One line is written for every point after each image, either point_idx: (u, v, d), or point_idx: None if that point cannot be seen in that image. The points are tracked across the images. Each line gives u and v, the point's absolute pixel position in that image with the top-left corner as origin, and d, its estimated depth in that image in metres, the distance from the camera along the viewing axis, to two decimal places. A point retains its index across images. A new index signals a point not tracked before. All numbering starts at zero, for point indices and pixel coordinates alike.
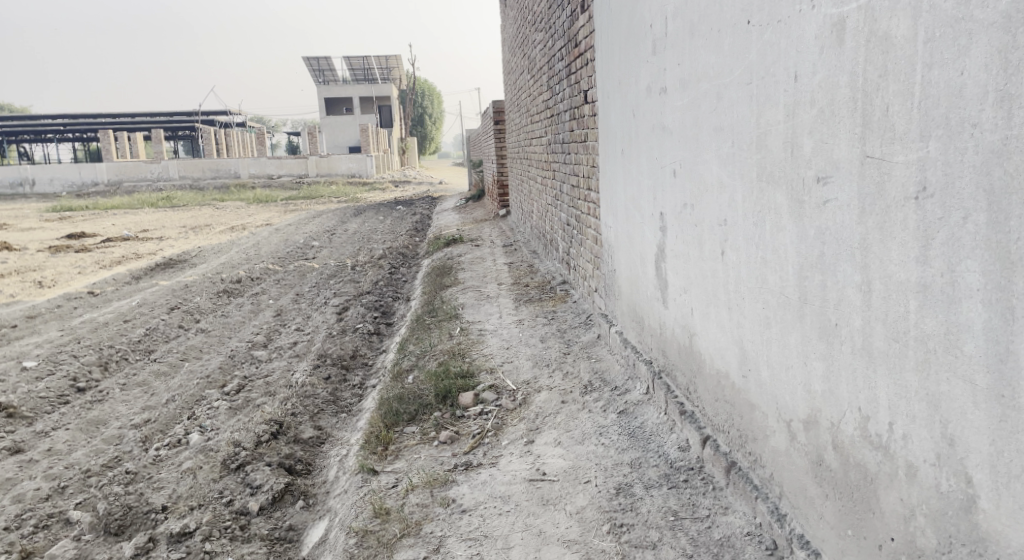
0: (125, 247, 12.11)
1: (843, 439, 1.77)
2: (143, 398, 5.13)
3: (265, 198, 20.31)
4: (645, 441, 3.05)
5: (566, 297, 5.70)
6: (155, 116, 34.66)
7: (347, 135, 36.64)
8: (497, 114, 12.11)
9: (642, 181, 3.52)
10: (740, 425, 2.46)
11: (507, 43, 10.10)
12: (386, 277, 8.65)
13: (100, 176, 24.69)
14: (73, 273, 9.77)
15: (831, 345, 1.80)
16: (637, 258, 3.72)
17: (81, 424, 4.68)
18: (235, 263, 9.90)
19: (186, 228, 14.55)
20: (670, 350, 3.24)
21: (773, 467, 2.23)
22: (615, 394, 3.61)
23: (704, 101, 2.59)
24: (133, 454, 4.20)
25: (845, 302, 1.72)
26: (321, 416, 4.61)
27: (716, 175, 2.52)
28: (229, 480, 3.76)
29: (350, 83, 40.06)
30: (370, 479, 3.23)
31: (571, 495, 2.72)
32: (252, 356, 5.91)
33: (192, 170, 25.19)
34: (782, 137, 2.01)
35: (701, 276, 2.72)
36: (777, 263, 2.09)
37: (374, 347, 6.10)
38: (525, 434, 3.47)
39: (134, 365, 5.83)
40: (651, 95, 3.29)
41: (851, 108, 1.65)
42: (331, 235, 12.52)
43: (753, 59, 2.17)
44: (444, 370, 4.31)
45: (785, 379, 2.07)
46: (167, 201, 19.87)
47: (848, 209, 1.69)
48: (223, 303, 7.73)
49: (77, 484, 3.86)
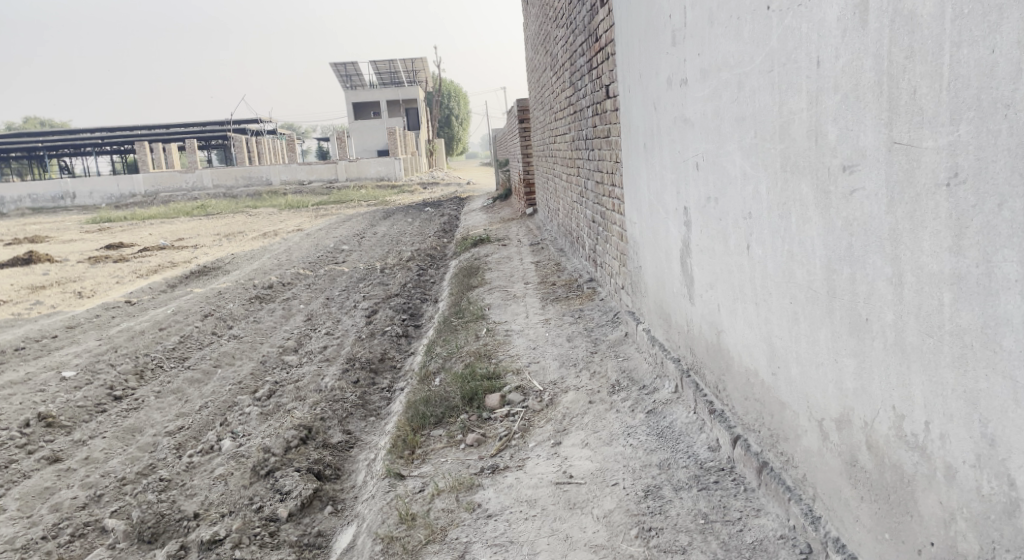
0: (162, 256, 12.33)
1: (876, 439, 1.70)
2: (177, 405, 5.19)
3: (296, 203, 20.55)
4: (674, 441, 2.98)
5: (593, 295, 5.64)
6: (188, 127, 35.26)
7: (375, 139, 36.90)
8: (521, 112, 12.07)
9: (666, 175, 3.44)
10: (771, 424, 2.39)
11: (530, 41, 10.06)
12: (415, 279, 8.66)
13: (137, 187, 25.17)
14: (111, 283, 9.95)
15: (862, 341, 1.72)
16: (662, 254, 3.65)
17: (116, 432, 4.75)
18: (267, 269, 10.01)
19: (220, 235, 14.77)
20: (697, 347, 3.17)
21: (806, 468, 2.16)
22: (643, 393, 3.55)
23: (726, 91, 2.51)
24: (166, 461, 4.24)
25: (875, 296, 1.65)
26: (349, 421, 4.61)
27: (740, 167, 2.45)
28: (259, 486, 3.77)
29: (377, 87, 40.35)
30: (397, 483, 3.21)
31: (599, 498, 2.67)
32: (283, 361, 5.95)
33: (225, 178, 25.56)
34: (806, 126, 1.93)
35: (727, 271, 2.65)
36: (804, 257, 2.01)
37: (402, 349, 6.10)
38: (552, 435, 3.42)
39: (168, 372, 5.90)
40: (672, 87, 3.21)
41: (876, 93, 1.57)
42: (360, 238, 12.61)
43: (774, 46, 2.10)
44: (470, 372, 4.28)
45: (816, 376, 2.00)
46: (202, 209, 20.19)
47: (875, 197, 1.61)
48: (254, 309, 7.80)
49: (112, 492, 3.91)
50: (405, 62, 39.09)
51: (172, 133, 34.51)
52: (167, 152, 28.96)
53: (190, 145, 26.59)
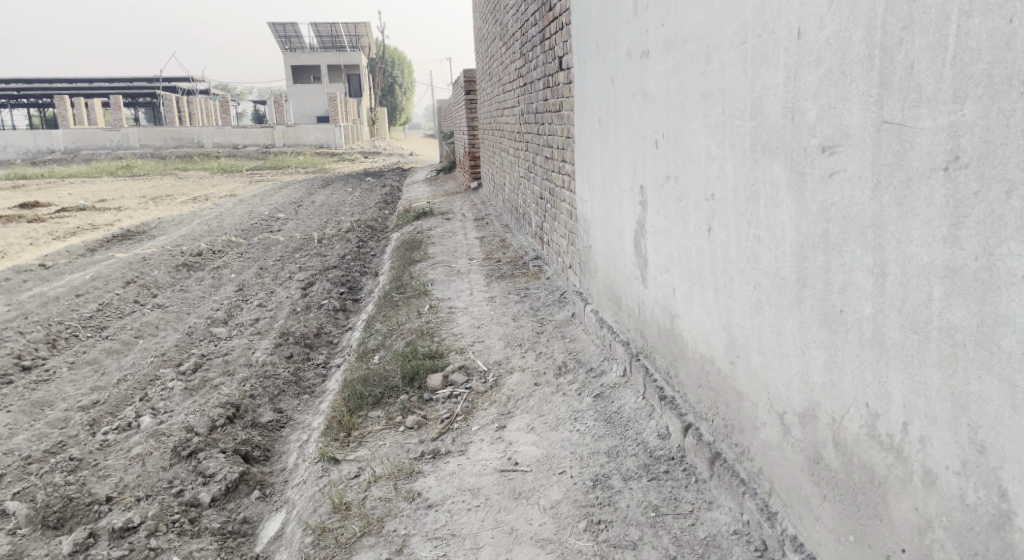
0: (82, 217, 11.65)
1: (845, 437, 1.61)
2: (92, 378, 4.86)
3: (230, 167, 19.81)
4: (622, 428, 2.88)
5: (539, 273, 5.52)
6: (115, 82, 33.54)
7: (315, 105, 35.84)
8: (468, 83, 11.78)
9: (622, 152, 3.32)
10: (726, 415, 2.30)
11: (480, 10, 9.78)
12: (354, 251, 8.39)
13: (56, 144, 23.91)
14: (24, 245, 9.33)
15: (834, 334, 1.62)
16: (614, 233, 3.54)
17: (24, 406, 4.40)
18: (196, 235, 9.55)
19: (147, 198, 14.07)
20: (648, 331, 3.08)
21: (763, 461, 2.08)
22: (591, 377, 3.45)
23: (691, 64, 2.38)
24: (79, 439, 3.95)
25: (852, 286, 1.55)
26: (282, 399, 4.39)
27: (703, 145, 2.33)
28: (180, 469, 3.53)
29: (318, 51, 39.10)
30: (330, 469, 3.03)
31: (546, 487, 2.56)
32: (211, 333, 5.65)
33: (153, 139, 24.46)
34: (781, 103, 1.82)
35: (685, 254, 2.55)
36: (772, 242, 1.91)
37: (339, 324, 5.87)
38: (496, 419, 3.29)
39: (84, 343, 5.53)
40: (631, 59, 3.07)
41: (866, 66, 1.46)
42: (298, 207, 12.19)
43: (749, 15, 1.97)
44: (411, 351, 4.11)
45: (779, 368, 1.90)
46: (127, 169, 19.23)
47: (859, 180, 1.50)
48: (182, 277, 7.41)
49: (16, 472, 3.60)
50: (348, 26, 37.97)
51: (97, 88, 32.78)
52: (91, 108, 27.52)
53: (116, 101, 25.30)
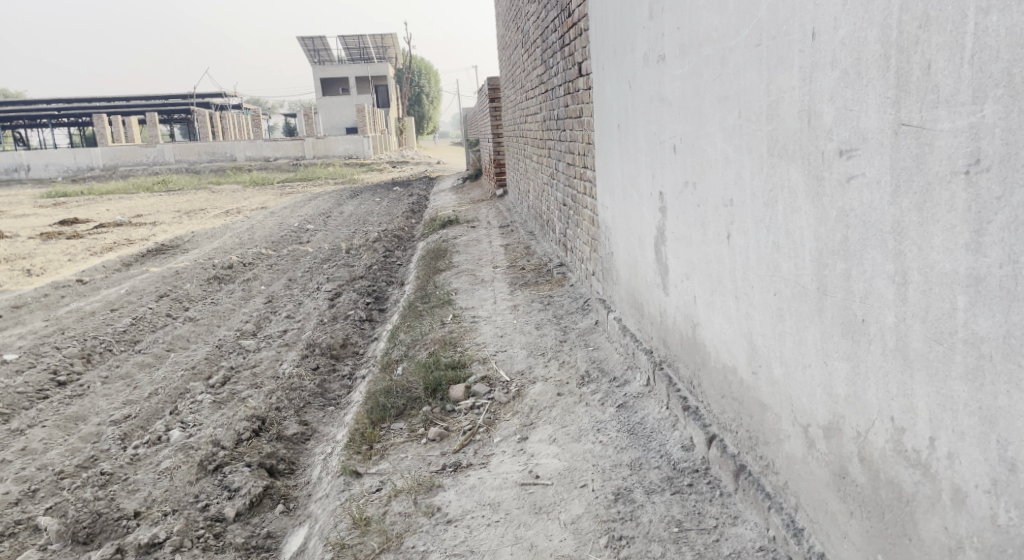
0: (118, 232, 11.88)
1: (870, 451, 1.55)
2: (124, 392, 4.93)
3: (261, 180, 20.10)
4: (645, 439, 2.83)
5: (563, 280, 5.47)
6: (150, 99, 34.26)
7: (344, 116, 36.22)
8: (492, 90, 11.81)
9: (641, 158, 3.27)
10: (750, 427, 2.24)
11: (502, 18, 9.79)
12: (381, 261, 8.43)
13: (94, 161, 24.45)
14: (63, 261, 9.54)
15: (856, 344, 1.56)
16: (635, 240, 3.48)
17: (58, 420, 4.48)
18: (227, 248, 9.67)
19: (180, 212, 14.32)
20: (671, 340, 3.02)
21: (788, 475, 2.01)
22: (614, 386, 3.39)
23: (707, 68, 2.34)
24: (110, 453, 4.00)
25: (874, 295, 1.49)
26: (307, 411, 4.40)
27: (721, 151, 2.28)
28: (206, 483, 3.55)
29: (346, 63, 39.54)
30: (352, 483, 3.02)
31: (567, 501, 2.51)
32: (240, 345, 5.70)
33: (187, 154, 24.90)
34: (797, 106, 1.76)
35: (705, 261, 2.49)
36: (791, 250, 1.85)
37: (365, 335, 5.89)
38: (518, 430, 3.26)
39: (117, 357, 5.62)
40: (648, 64, 3.03)
41: (882, 66, 1.40)
42: (326, 218, 12.30)
43: (763, 16, 1.92)
44: (434, 361, 4.10)
45: (801, 379, 1.84)
46: (162, 184, 19.60)
47: (877, 185, 1.44)
48: (213, 290, 7.51)
49: (49, 487, 3.65)
50: (375, 38, 38.37)
51: (133, 105, 33.53)
52: (127, 125, 28.14)
53: (151, 118, 25.80)
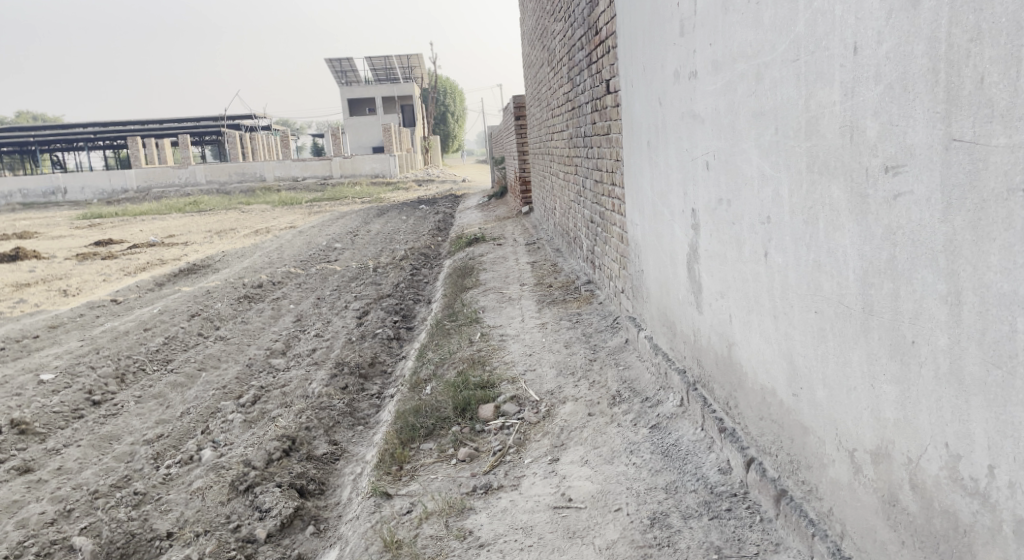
0: (151, 253, 12.07)
1: (922, 479, 1.49)
2: (157, 411, 4.96)
3: (290, 199, 20.36)
4: (680, 461, 2.76)
5: (591, 298, 5.43)
6: (182, 122, 34.93)
7: (370, 136, 36.61)
8: (518, 109, 11.86)
9: (672, 175, 3.23)
10: (791, 450, 2.18)
11: (527, 37, 9.83)
12: (408, 279, 8.45)
13: (129, 183, 24.91)
14: (98, 281, 9.70)
15: (905, 366, 1.51)
16: (666, 257, 3.44)
17: (92, 440, 4.52)
18: (257, 267, 9.77)
19: (212, 232, 14.51)
20: (705, 360, 2.97)
21: (832, 501, 1.95)
22: (646, 406, 3.34)
23: (741, 84, 2.30)
24: (142, 473, 4.02)
25: (923, 315, 1.44)
26: (336, 430, 4.39)
27: (756, 167, 2.24)
28: (237, 503, 3.55)
29: (372, 84, 40.03)
30: (383, 504, 2.99)
31: (602, 526, 2.47)
32: (270, 364, 5.72)
33: (218, 175, 25.28)
34: (838, 121, 1.72)
35: (740, 280, 2.44)
36: (834, 268, 1.80)
37: (393, 353, 5.89)
38: (549, 451, 3.22)
39: (150, 376, 5.67)
40: (679, 81, 3.00)
41: (930, 81, 1.37)
42: (354, 236, 12.39)
43: (800, 31, 1.88)
44: (463, 381, 4.07)
45: (846, 402, 1.78)
46: (194, 205, 19.92)
47: (927, 203, 1.40)
48: (243, 309, 7.57)
49: (83, 507, 3.68)
50: (400, 58, 38.83)
51: (166, 128, 34.22)
52: (160, 147, 28.70)
53: (183, 140, 26.25)
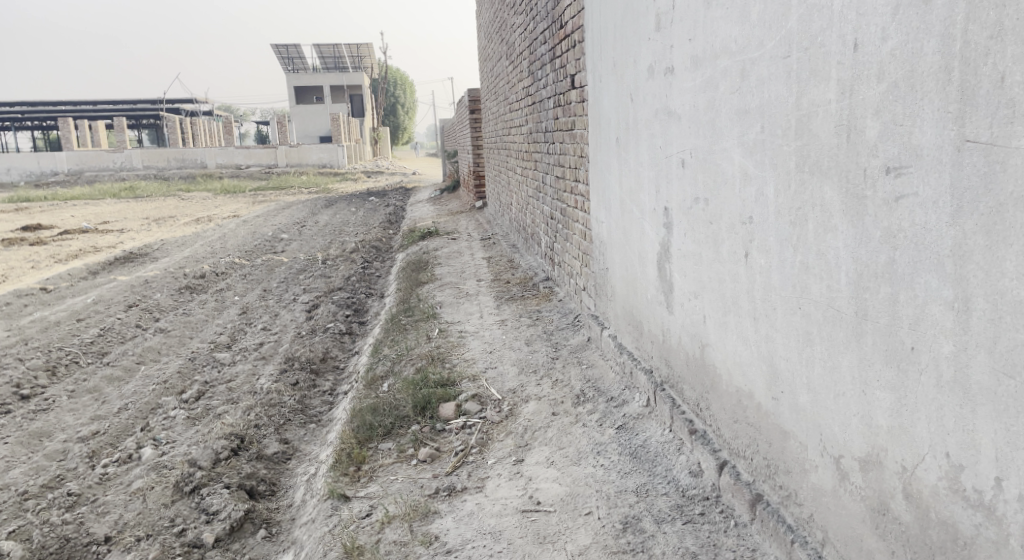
0: (84, 240, 11.55)
1: (918, 488, 1.49)
2: (93, 407, 4.70)
3: (234, 188, 19.79)
4: (650, 463, 2.71)
5: (550, 295, 5.37)
6: (119, 105, 33.68)
7: (318, 125, 35.89)
8: (473, 102, 11.74)
9: (642, 172, 3.19)
10: (768, 455, 2.15)
11: (484, 30, 9.72)
12: (360, 272, 8.26)
13: (60, 165, 23.85)
14: (26, 268, 9.21)
15: (903, 373, 1.50)
16: (634, 256, 3.39)
17: (21, 437, 4.25)
18: (199, 257, 9.42)
19: (149, 220, 13.96)
20: (674, 360, 2.93)
21: (814, 508, 1.92)
22: (612, 406, 3.28)
23: (724, 81, 2.25)
24: (78, 472, 3.79)
25: (926, 321, 1.44)
26: (288, 428, 4.23)
27: (738, 165, 2.20)
28: (182, 506, 3.37)
29: (321, 72, 39.25)
30: (340, 507, 2.87)
31: (572, 530, 2.41)
32: (215, 358, 5.50)
33: (156, 160, 24.41)
34: (832, 121, 1.68)
35: (717, 280, 2.40)
36: (823, 270, 1.76)
37: (346, 348, 5.72)
38: (513, 452, 3.14)
39: (84, 370, 5.38)
40: (653, 76, 2.95)
41: (942, 80, 1.37)
42: (301, 227, 12.08)
43: (792, 27, 1.84)
44: (422, 378, 3.96)
45: (832, 408, 1.75)
46: (131, 191, 19.20)
47: (934, 206, 1.41)
48: (184, 301, 7.27)
49: (12, 509, 3.45)
50: (351, 48, 38.18)
51: (101, 110, 32.94)
52: (94, 130, 27.59)
53: (119, 122, 25.23)
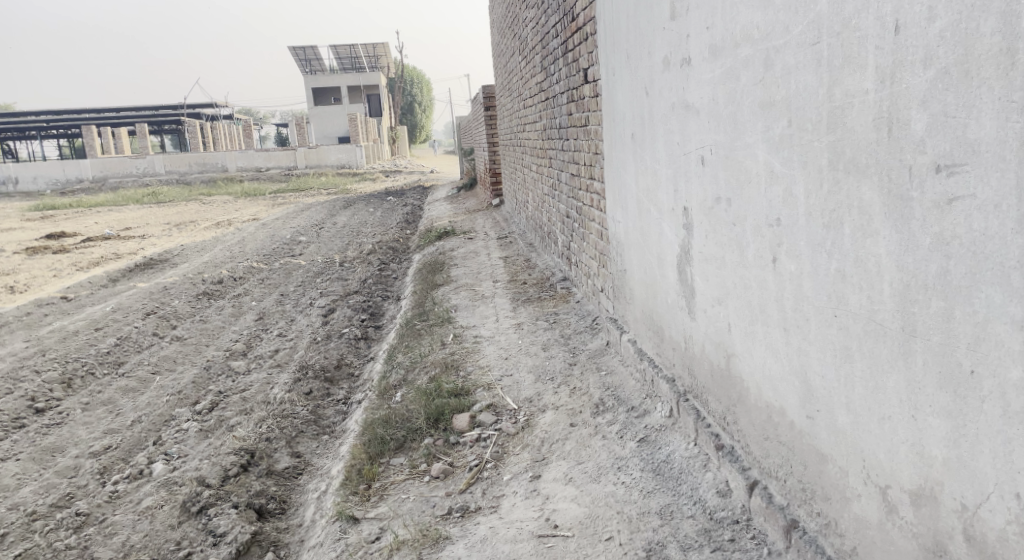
0: (106, 247, 11.52)
1: (982, 530, 1.33)
2: (106, 420, 4.61)
3: (254, 191, 19.81)
4: (674, 481, 2.55)
5: (568, 296, 5.21)
6: (141, 111, 33.88)
7: (336, 125, 35.87)
8: (487, 99, 11.56)
9: (659, 169, 3.01)
10: (804, 477, 1.97)
11: (497, 26, 9.54)
12: (376, 275, 8.13)
13: (84, 172, 23.95)
14: (46, 277, 9.18)
15: (963, 400, 1.33)
16: (653, 258, 3.21)
17: (33, 453, 4.17)
18: (217, 262, 9.34)
19: (170, 225, 13.94)
20: (698, 370, 2.75)
21: (857, 540, 1.75)
22: (633, 417, 3.11)
23: (745, 71, 2.08)
24: (87, 490, 3.69)
25: (988, 341, 1.27)
26: (299, 441, 4.10)
27: (763, 163, 2.02)
28: (189, 527, 3.26)
29: (338, 72, 39.23)
30: (349, 529, 2.73)
31: (591, 558, 2.26)
32: (229, 367, 5.39)
33: (178, 165, 24.50)
34: (871, 113, 1.50)
35: (742, 287, 2.22)
36: (862, 280, 1.59)
37: (360, 354, 5.59)
38: (530, 466, 2.98)
39: (100, 381, 5.30)
40: (669, 68, 2.77)
41: (1003, 64, 1.21)
42: (319, 229, 11.98)
43: (821, 10, 1.65)
44: (435, 388, 3.81)
45: (876, 433, 1.58)
46: (153, 196, 19.23)
47: (995, 209, 1.24)
48: (201, 307, 7.19)
49: (19, 531, 3.35)
50: (367, 48, 38.12)
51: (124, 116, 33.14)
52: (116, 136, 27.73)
53: (141, 128, 25.33)
